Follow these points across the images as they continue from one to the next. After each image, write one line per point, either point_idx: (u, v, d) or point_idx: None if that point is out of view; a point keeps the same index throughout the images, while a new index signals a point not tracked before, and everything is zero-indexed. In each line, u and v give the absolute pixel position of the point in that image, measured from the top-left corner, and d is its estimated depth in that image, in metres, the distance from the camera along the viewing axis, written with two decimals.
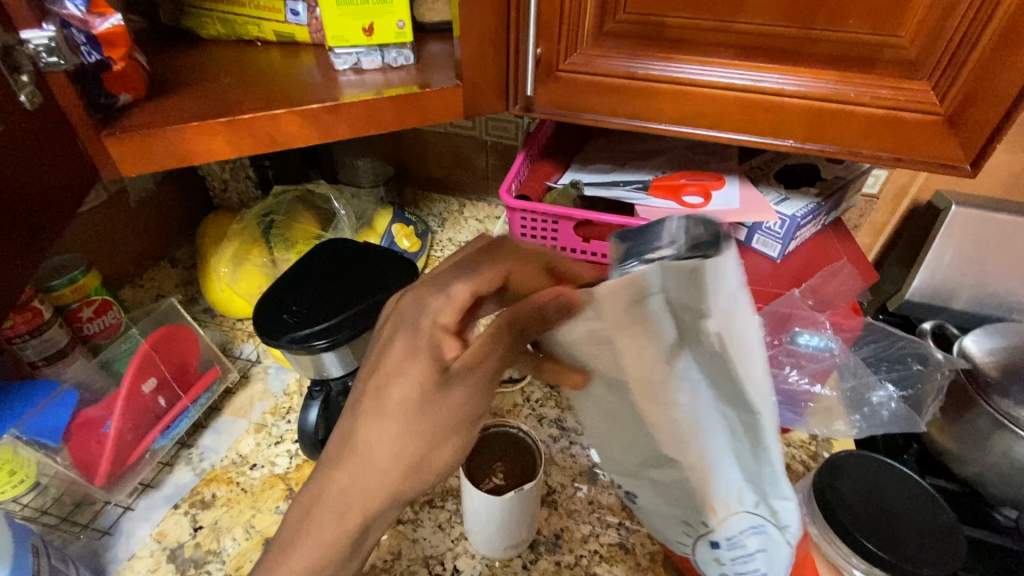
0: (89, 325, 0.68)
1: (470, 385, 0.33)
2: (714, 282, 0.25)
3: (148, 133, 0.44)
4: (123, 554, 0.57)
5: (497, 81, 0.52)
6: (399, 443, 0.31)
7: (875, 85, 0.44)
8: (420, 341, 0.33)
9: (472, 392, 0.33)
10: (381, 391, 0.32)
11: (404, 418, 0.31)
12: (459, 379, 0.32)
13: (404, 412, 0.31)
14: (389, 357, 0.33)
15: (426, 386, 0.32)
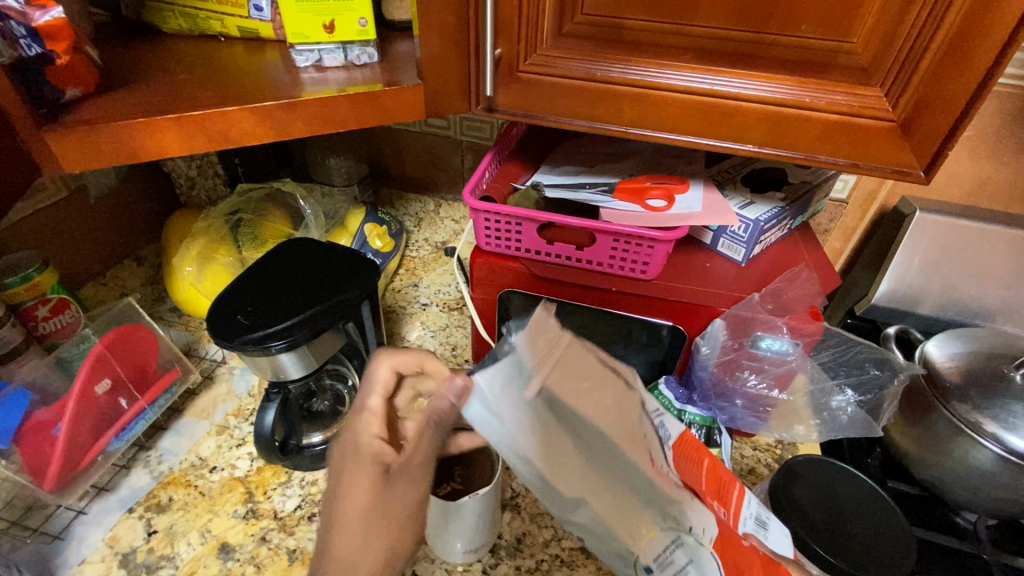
0: (45, 325, 0.66)
1: (410, 479, 0.43)
2: (543, 330, 0.39)
3: (92, 129, 0.43)
4: (73, 559, 0.56)
5: (458, 81, 0.52)
6: (367, 539, 0.41)
7: (831, 90, 0.44)
8: (360, 457, 0.43)
9: (412, 483, 0.43)
10: (342, 504, 0.42)
11: (365, 520, 0.41)
12: (398, 475, 0.42)
13: (365, 514, 0.41)
14: (345, 478, 0.43)
15: (374, 488, 0.42)
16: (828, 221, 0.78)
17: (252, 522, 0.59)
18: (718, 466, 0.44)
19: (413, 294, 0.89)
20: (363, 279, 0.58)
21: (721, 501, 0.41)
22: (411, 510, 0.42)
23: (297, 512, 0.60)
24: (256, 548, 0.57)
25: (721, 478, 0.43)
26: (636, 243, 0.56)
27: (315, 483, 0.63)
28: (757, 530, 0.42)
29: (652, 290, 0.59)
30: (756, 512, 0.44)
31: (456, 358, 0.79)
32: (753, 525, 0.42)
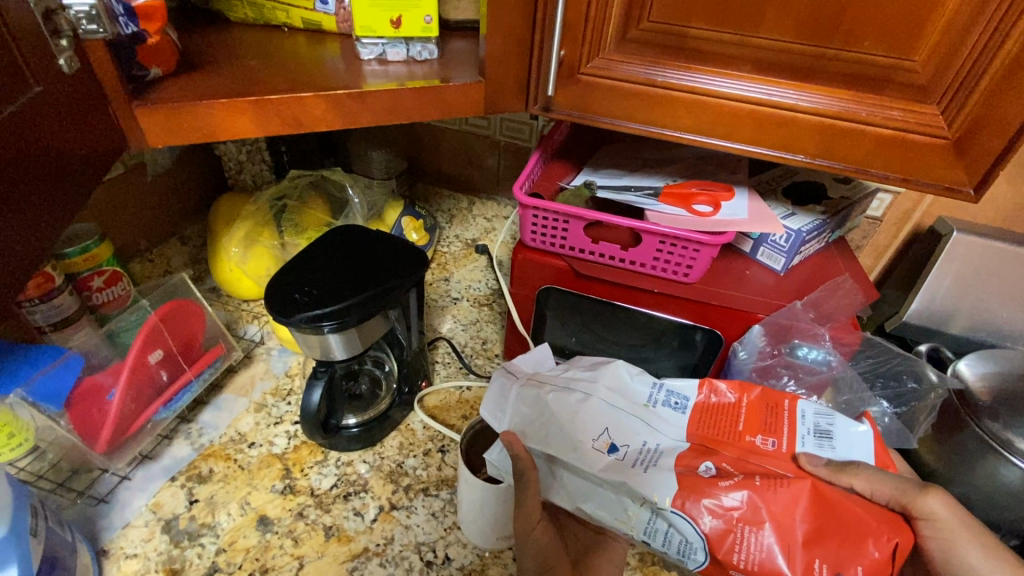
0: (98, 295, 0.68)
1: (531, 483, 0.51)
2: (542, 356, 0.61)
3: (177, 106, 0.45)
4: (118, 521, 0.58)
5: (518, 80, 0.53)
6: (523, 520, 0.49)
7: (886, 107, 0.45)
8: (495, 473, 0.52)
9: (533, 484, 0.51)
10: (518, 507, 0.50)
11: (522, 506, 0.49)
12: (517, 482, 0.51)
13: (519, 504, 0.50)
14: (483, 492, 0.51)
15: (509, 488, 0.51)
16: (861, 237, 0.79)
17: (289, 497, 0.61)
18: (758, 406, 0.52)
19: (445, 288, 0.90)
20: (413, 267, 0.59)
21: (762, 433, 0.49)
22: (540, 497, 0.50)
23: (333, 490, 0.62)
24: (294, 522, 0.59)
25: (763, 411, 0.52)
26: (681, 246, 0.57)
27: (351, 464, 0.65)
28: (820, 449, 0.48)
29: (692, 293, 0.60)
30: (815, 426, 0.50)
31: (487, 351, 0.81)
32: (813, 447, 0.48)
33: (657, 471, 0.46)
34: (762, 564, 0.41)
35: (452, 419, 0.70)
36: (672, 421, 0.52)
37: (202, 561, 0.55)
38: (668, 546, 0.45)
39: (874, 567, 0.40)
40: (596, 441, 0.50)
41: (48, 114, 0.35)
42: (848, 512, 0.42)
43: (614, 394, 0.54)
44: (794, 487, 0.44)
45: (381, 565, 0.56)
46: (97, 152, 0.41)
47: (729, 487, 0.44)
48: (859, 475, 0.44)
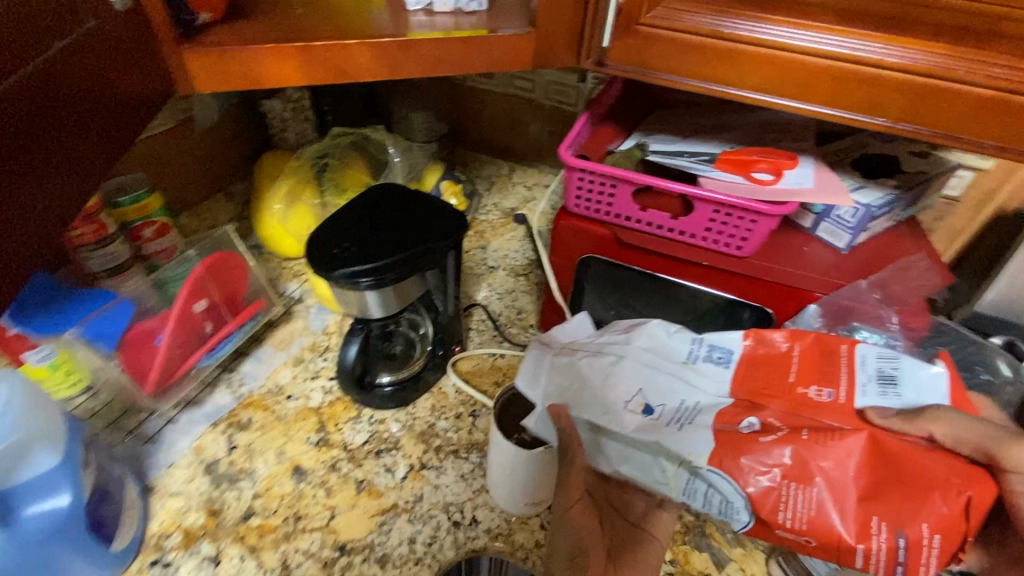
0: (149, 245, 0.70)
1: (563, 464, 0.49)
2: (581, 322, 0.58)
3: (224, 50, 0.44)
4: (163, 462, 0.60)
5: (572, 32, 0.50)
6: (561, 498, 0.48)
7: (989, 64, 0.40)
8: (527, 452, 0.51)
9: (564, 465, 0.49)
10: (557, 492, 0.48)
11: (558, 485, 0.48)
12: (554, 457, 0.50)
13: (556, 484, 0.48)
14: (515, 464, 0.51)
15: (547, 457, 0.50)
16: (933, 219, 0.73)
17: (324, 450, 0.62)
18: (811, 355, 0.48)
19: (481, 256, 0.89)
20: (453, 228, 0.58)
21: (818, 383, 0.45)
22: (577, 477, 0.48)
23: (366, 446, 0.63)
24: (327, 474, 0.60)
25: (818, 360, 0.47)
26: (737, 215, 0.54)
27: (383, 422, 0.65)
28: (883, 398, 0.43)
29: (745, 268, 0.57)
30: (877, 372, 0.45)
31: (522, 321, 0.79)
32: (877, 396, 0.44)
33: (694, 429, 0.45)
34: (811, 523, 0.39)
35: (485, 385, 0.70)
36: (713, 376, 0.49)
37: (239, 504, 0.57)
38: (709, 506, 0.44)
39: (943, 527, 0.37)
40: (630, 403, 0.48)
41: (98, 49, 0.35)
42: (913, 466, 0.39)
43: (650, 352, 0.51)
44: (847, 441, 0.41)
45: (409, 522, 0.57)
46: (148, 93, 0.40)
47: (772, 443, 0.42)
48: (940, 421, 0.40)
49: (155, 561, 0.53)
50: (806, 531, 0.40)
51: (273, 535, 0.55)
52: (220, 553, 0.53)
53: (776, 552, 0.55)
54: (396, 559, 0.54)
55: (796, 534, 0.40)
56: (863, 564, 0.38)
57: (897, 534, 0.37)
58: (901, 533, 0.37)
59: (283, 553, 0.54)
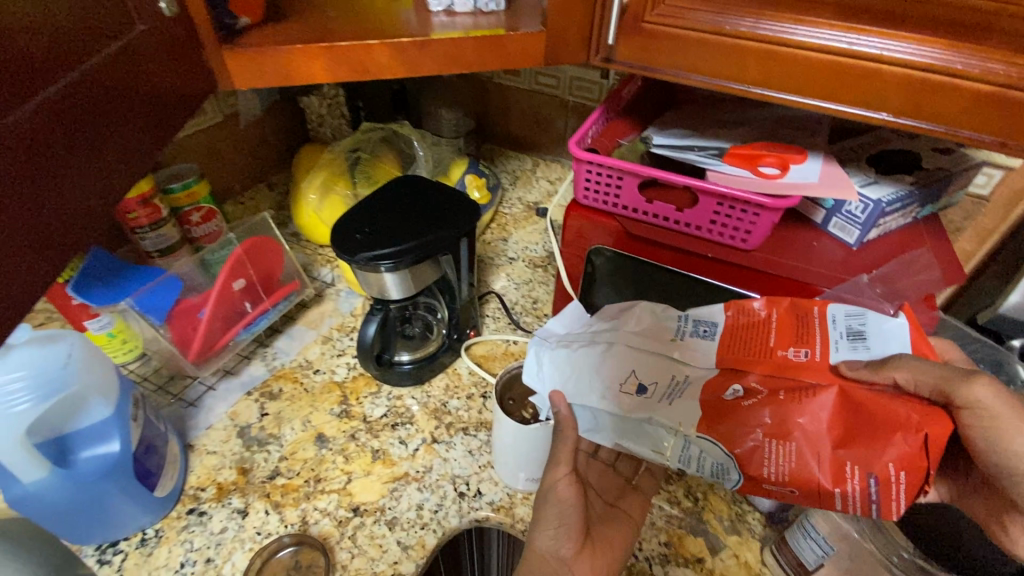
0: (196, 229, 0.77)
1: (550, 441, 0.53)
2: (576, 310, 0.60)
3: (260, 51, 0.49)
4: (202, 423, 0.66)
5: (581, 30, 0.53)
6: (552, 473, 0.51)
7: (989, 59, 0.40)
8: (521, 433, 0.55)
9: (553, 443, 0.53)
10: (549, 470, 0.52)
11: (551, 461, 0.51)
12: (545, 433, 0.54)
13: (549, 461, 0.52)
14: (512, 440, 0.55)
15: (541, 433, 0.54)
16: (961, 218, 0.71)
17: (345, 421, 0.67)
18: (788, 318, 0.49)
19: (501, 247, 0.92)
20: (467, 217, 0.62)
21: (794, 345, 0.46)
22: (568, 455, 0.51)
23: (383, 419, 0.67)
24: (346, 443, 0.65)
25: (794, 323, 0.48)
26: (740, 208, 0.55)
27: (400, 398, 0.70)
28: (853, 352, 0.45)
29: (749, 261, 0.58)
30: (847, 329, 0.46)
31: (537, 310, 0.82)
32: (847, 350, 0.45)
33: (683, 401, 0.48)
34: (793, 475, 0.41)
35: (497, 368, 0.73)
36: (702, 350, 0.50)
37: (267, 464, 0.63)
38: (703, 471, 0.45)
39: (908, 462, 0.38)
40: (624, 383, 0.50)
41: (151, 50, 0.40)
42: (880, 409, 0.40)
43: (641, 335, 0.53)
44: (820, 397, 0.42)
45: (418, 490, 0.61)
46: (194, 89, 0.46)
47: (753, 406, 0.44)
48: (902, 368, 0.40)
49: (192, 509, 0.58)
50: (789, 483, 0.41)
51: (295, 494, 0.60)
52: (248, 506, 0.59)
53: (771, 541, 0.56)
54: (404, 523, 0.58)
55: (781, 486, 0.42)
56: (842, 506, 0.40)
57: (868, 474, 0.39)
58: (870, 472, 0.39)
59: (303, 510, 0.59)
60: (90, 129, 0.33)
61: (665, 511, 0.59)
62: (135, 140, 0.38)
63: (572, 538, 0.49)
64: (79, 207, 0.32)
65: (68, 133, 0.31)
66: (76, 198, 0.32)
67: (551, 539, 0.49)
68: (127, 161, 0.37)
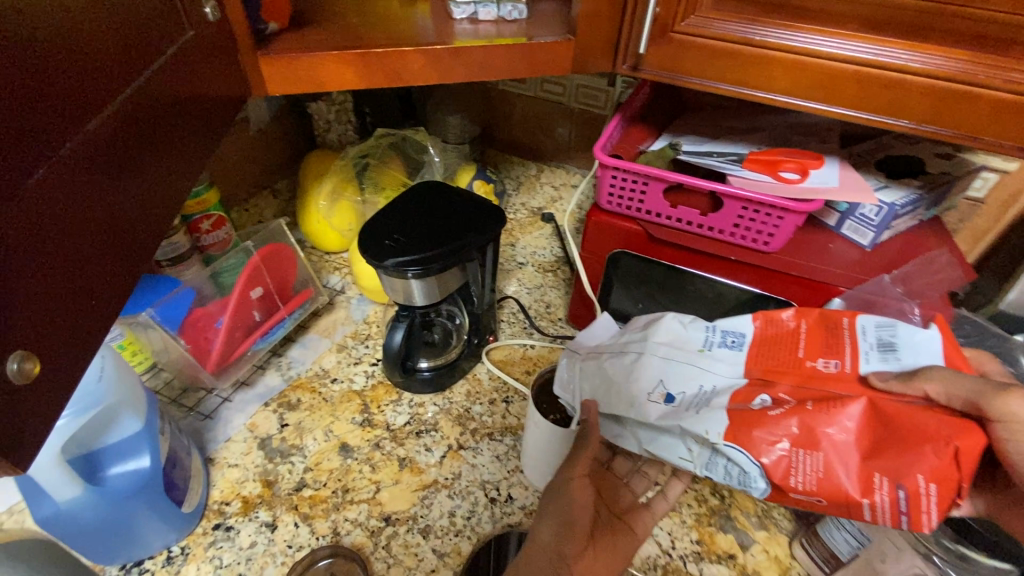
0: (206, 237, 0.75)
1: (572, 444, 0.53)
2: (603, 322, 0.62)
3: (294, 58, 0.49)
4: (221, 436, 0.65)
5: (610, 39, 0.54)
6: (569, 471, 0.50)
7: (1008, 69, 0.42)
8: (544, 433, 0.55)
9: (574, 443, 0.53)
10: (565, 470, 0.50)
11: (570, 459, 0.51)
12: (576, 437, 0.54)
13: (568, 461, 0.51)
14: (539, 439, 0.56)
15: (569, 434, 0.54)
16: (957, 220, 0.74)
17: (368, 429, 0.66)
18: (816, 330, 0.50)
19: (511, 252, 0.93)
20: (493, 222, 0.62)
21: (823, 355, 0.47)
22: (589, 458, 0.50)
23: (407, 427, 0.67)
24: (371, 451, 0.64)
25: (823, 333, 0.49)
26: (765, 212, 0.56)
27: (422, 405, 0.69)
28: (885, 364, 0.45)
29: (771, 263, 0.60)
30: (877, 340, 0.47)
31: (551, 315, 0.83)
32: (878, 362, 0.45)
33: (709, 411, 0.47)
34: (821, 485, 0.41)
35: (517, 373, 0.73)
36: (728, 360, 0.51)
37: (292, 476, 0.61)
38: (730, 479, 0.46)
39: (938, 475, 0.38)
40: (651, 393, 0.51)
41: (199, 56, 0.39)
42: (910, 422, 0.41)
43: (667, 345, 0.54)
44: (849, 407, 0.43)
45: (449, 497, 0.60)
46: (232, 95, 0.45)
47: (780, 415, 0.44)
48: (932, 380, 0.41)
49: (218, 524, 0.57)
50: (816, 492, 0.42)
51: (324, 505, 0.59)
52: (276, 520, 0.58)
53: (799, 535, 0.57)
54: (437, 530, 0.58)
55: (808, 495, 0.42)
56: (871, 516, 0.40)
57: (897, 486, 0.39)
58: (899, 485, 0.39)
59: (333, 521, 0.58)
60: (157, 136, 0.32)
61: (694, 510, 0.60)
62: (193, 146, 0.37)
63: (577, 538, 0.47)
64: (153, 212, 0.32)
65: (141, 137, 0.30)
66: (150, 203, 0.31)
67: (555, 535, 0.48)
68: (187, 167, 0.36)
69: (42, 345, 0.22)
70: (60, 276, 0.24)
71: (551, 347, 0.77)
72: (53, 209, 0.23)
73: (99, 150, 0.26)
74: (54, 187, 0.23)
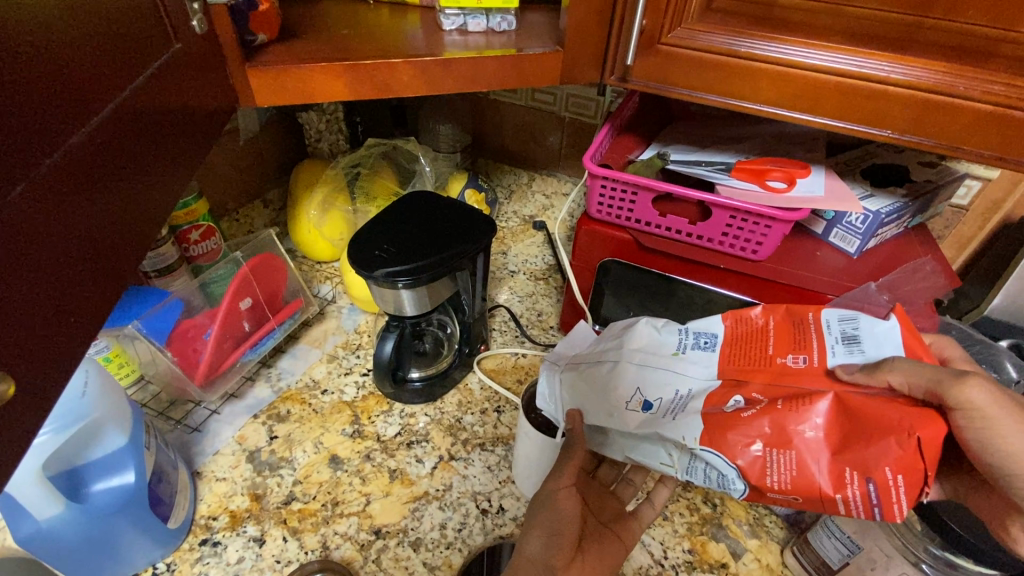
0: (194, 247, 0.75)
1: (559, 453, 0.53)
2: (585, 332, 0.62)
3: (282, 69, 0.49)
4: (209, 449, 0.64)
5: (598, 51, 0.54)
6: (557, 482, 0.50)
7: (987, 80, 0.43)
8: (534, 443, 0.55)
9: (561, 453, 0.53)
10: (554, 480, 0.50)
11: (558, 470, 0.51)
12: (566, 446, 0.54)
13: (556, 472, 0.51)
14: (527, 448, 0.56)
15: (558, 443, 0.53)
16: (942, 227, 0.75)
17: (358, 441, 0.66)
18: (785, 326, 0.49)
19: (503, 260, 0.93)
20: (483, 232, 0.62)
21: (793, 351, 0.46)
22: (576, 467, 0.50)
23: (397, 438, 0.66)
24: (362, 463, 0.64)
25: (791, 329, 0.48)
26: (753, 221, 0.57)
27: (413, 415, 0.69)
28: (850, 357, 0.44)
29: (759, 271, 0.60)
30: (841, 333, 0.46)
31: (542, 323, 0.82)
32: (844, 355, 0.44)
33: (686, 415, 0.46)
34: (794, 484, 0.40)
35: (508, 382, 0.73)
36: (703, 362, 0.49)
37: (281, 489, 0.61)
38: (710, 481, 0.45)
39: (904, 466, 0.37)
40: (627, 401, 0.50)
41: (185, 69, 0.39)
42: (875, 414, 0.39)
43: (641, 351, 0.52)
44: (817, 404, 0.41)
45: (440, 509, 0.60)
46: (220, 108, 0.45)
47: (752, 416, 0.43)
48: (894, 371, 0.40)
49: (205, 540, 0.56)
50: (791, 491, 0.41)
51: (313, 518, 0.58)
52: (264, 534, 0.57)
53: (790, 543, 0.57)
54: (428, 543, 0.57)
55: (784, 494, 0.41)
56: (846, 510, 0.40)
57: (866, 479, 0.38)
58: (869, 477, 0.38)
59: (323, 535, 0.57)
60: (141, 150, 0.32)
61: (685, 518, 0.60)
62: (179, 159, 0.37)
63: (565, 548, 0.46)
64: (135, 226, 0.31)
65: (124, 151, 0.30)
66: (132, 219, 0.31)
67: (543, 547, 0.47)
68: (172, 180, 0.36)
69: (18, 363, 0.22)
70: (36, 293, 0.23)
71: (542, 356, 0.77)
72: (32, 225, 0.23)
73: (81, 165, 0.26)
74: (33, 203, 0.23)
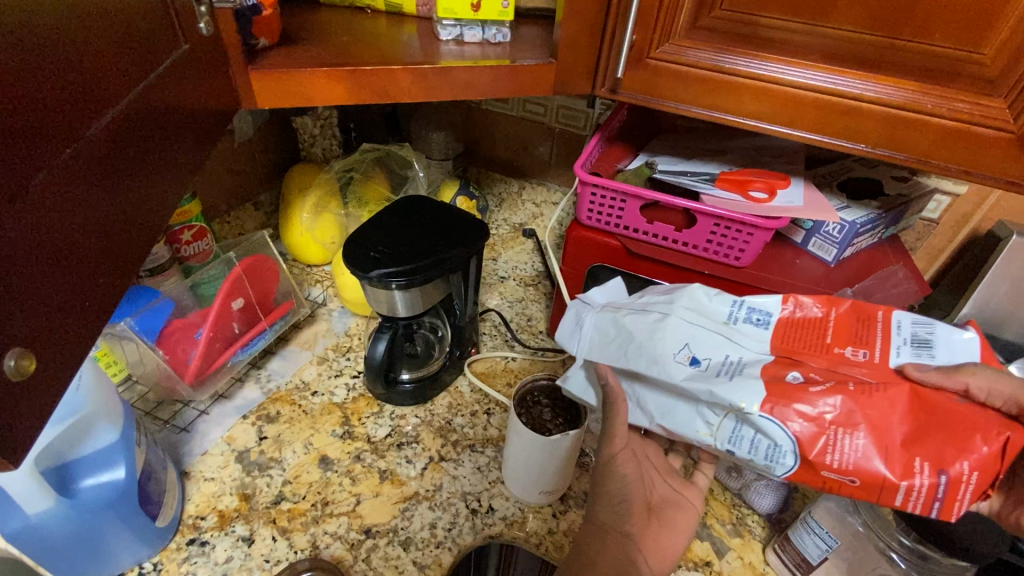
0: (186, 248, 0.75)
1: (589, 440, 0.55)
2: (617, 284, 0.58)
3: (285, 72, 0.50)
4: (197, 449, 0.63)
5: (589, 64, 0.56)
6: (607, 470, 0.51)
7: (953, 99, 0.46)
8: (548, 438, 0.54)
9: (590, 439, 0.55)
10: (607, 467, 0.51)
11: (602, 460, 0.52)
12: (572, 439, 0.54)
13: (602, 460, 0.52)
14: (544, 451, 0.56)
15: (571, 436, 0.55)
16: (915, 239, 0.79)
17: (348, 442, 0.66)
18: (847, 318, 0.47)
19: (492, 267, 0.94)
20: (476, 235, 0.63)
21: (853, 343, 0.45)
22: (625, 452, 0.51)
23: (388, 439, 0.67)
24: (352, 464, 0.64)
25: (853, 324, 0.46)
26: (735, 229, 0.59)
27: (403, 417, 0.70)
28: (917, 359, 0.43)
29: (741, 277, 0.63)
30: (912, 336, 0.44)
31: (532, 328, 0.84)
32: (910, 357, 0.43)
33: (744, 378, 0.43)
34: (857, 466, 0.39)
35: (498, 385, 0.74)
36: (754, 336, 0.47)
37: (270, 489, 0.61)
38: (755, 453, 0.43)
39: (982, 465, 0.37)
40: (676, 355, 0.46)
41: (192, 70, 0.40)
42: (953, 411, 0.40)
43: (693, 309, 0.49)
44: (891, 393, 0.41)
45: (430, 509, 0.60)
46: (222, 107, 0.46)
47: (821, 393, 0.41)
48: (976, 375, 0.40)
49: (193, 539, 0.56)
50: (851, 472, 0.39)
51: (303, 518, 0.59)
52: (253, 534, 0.57)
53: (772, 542, 0.59)
54: (418, 542, 0.58)
55: (842, 476, 0.40)
56: (903, 502, 0.39)
57: (939, 472, 0.38)
58: (942, 470, 0.38)
59: (312, 535, 0.57)
60: (148, 150, 0.33)
61: None
62: (182, 156, 0.38)
63: (637, 513, 0.50)
64: (140, 220, 0.32)
65: (132, 150, 0.31)
66: (137, 213, 0.32)
67: (610, 513, 0.50)
68: (175, 176, 0.37)
69: (38, 343, 0.24)
70: (52, 283, 0.24)
71: (532, 360, 0.78)
72: (45, 212, 0.24)
73: (91, 161, 0.27)
74: (48, 194, 0.24)
